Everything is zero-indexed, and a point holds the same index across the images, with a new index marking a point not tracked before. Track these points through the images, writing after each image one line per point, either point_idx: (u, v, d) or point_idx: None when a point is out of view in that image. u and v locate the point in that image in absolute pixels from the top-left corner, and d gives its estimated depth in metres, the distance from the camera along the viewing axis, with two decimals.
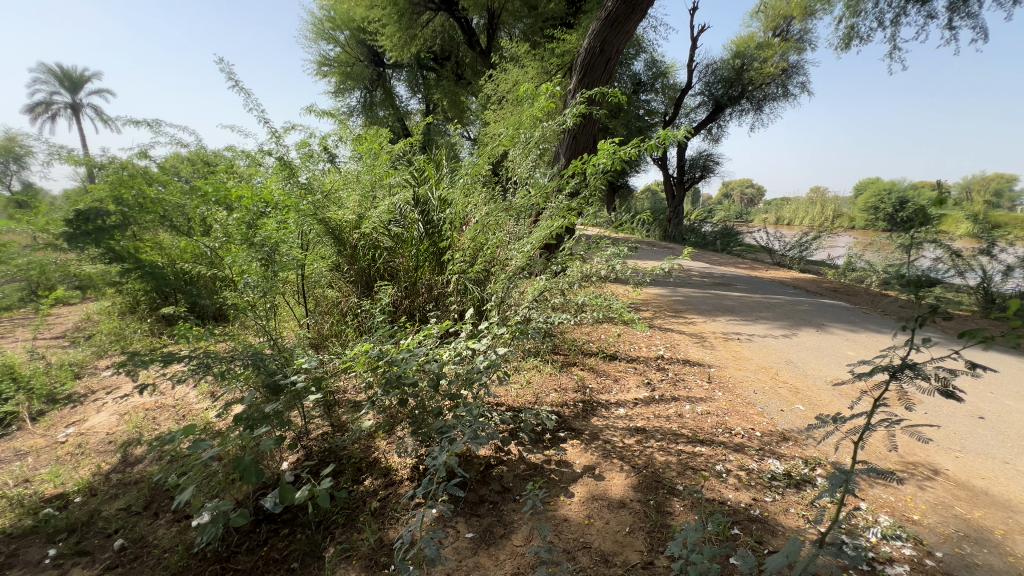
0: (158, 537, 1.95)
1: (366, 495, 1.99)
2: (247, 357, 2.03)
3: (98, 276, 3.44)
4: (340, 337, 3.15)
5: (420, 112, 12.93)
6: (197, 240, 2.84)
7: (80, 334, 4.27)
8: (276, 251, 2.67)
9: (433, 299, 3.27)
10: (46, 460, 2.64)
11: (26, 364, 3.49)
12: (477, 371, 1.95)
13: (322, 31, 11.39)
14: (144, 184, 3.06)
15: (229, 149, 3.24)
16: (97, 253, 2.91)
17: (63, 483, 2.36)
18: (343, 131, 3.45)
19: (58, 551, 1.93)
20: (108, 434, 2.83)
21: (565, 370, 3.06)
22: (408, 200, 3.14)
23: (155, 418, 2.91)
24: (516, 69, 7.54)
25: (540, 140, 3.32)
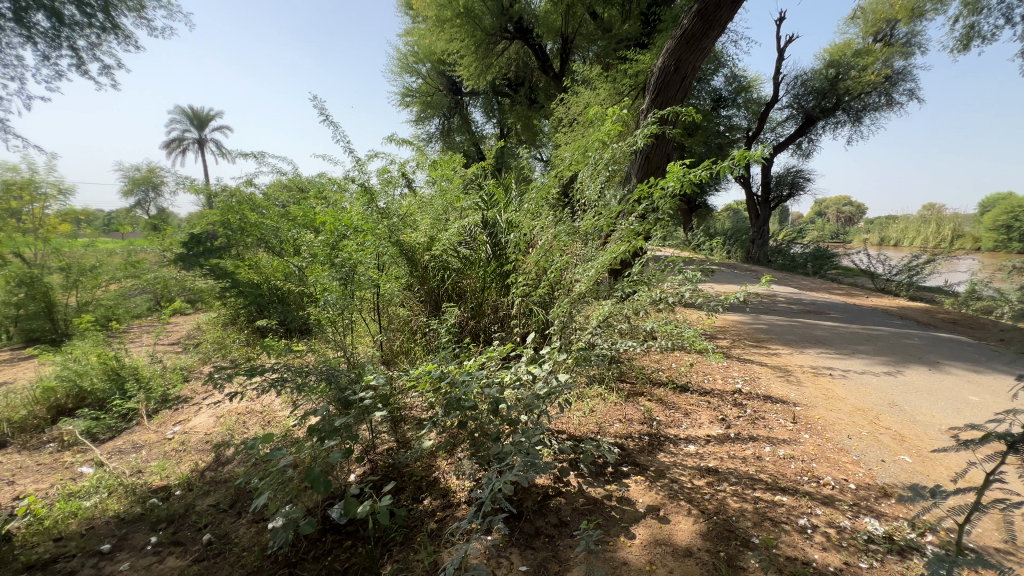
0: (239, 536, 2.11)
1: (425, 515, 2.02)
2: (321, 372, 2.18)
3: (207, 291, 3.87)
4: (409, 354, 3.28)
5: (494, 136, 13.35)
6: (288, 259, 3.17)
7: (191, 341, 4.82)
8: (355, 271, 2.87)
9: (499, 320, 3.32)
10: (156, 454, 2.96)
11: (147, 367, 3.99)
12: (537, 397, 1.91)
13: (406, 65, 12.24)
14: (247, 211, 3.49)
15: (320, 176, 3.55)
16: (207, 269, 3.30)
17: (167, 476, 2.64)
18: (420, 157, 3.63)
19: (159, 539, 2.14)
20: (206, 434, 3.14)
21: (631, 401, 2.92)
22: (477, 223, 3.31)
23: (245, 422, 3.20)
24: (587, 91, 7.56)
25: (610, 162, 3.27)
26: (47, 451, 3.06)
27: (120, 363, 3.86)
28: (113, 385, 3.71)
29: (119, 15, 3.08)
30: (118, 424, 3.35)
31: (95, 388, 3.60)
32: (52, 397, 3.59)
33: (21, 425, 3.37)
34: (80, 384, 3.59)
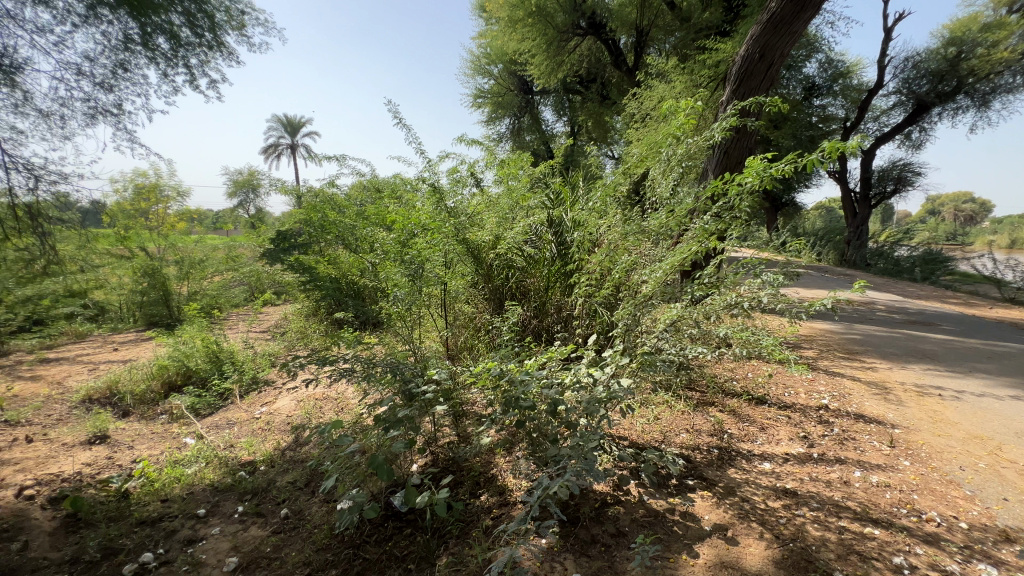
0: (311, 513, 2.26)
1: (482, 511, 2.04)
2: (387, 364, 2.25)
3: (293, 284, 4.20)
4: (473, 351, 3.34)
5: (564, 134, 13.25)
6: (363, 256, 3.35)
7: (279, 329, 5.26)
8: (423, 268, 2.95)
9: (562, 320, 3.28)
10: (246, 431, 3.27)
11: (242, 352, 4.41)
12: (597, 402, 1.85)
13: (479, 66, 12.47)
14: (332, 210, 3.83)
15: (395, 176, 3.72)
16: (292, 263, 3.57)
17: (253, 452, 2.89)
18: (489, 156, 3.68)
19: (244, 508, 2.35)
20: (288, 416, 3.40)
21: (700, 410, 2.75)
22: (542, 221, 3.31)
23: (321, 407, 3.43)
24: (662, 85, 7.25)
25: (684, 157, 3.10)
26: (159, 421, 3.44)
27: (220, 347, 4.30)
28: (213, 366, 4.14)
29: (225, 34, 3.40)
30: (216, 401, 3.73)
31: (199, 368, 4.04)
32: (165, 374, 3.98)
33: (139, 399, 3.74)
34: (187, 364, 4.04)
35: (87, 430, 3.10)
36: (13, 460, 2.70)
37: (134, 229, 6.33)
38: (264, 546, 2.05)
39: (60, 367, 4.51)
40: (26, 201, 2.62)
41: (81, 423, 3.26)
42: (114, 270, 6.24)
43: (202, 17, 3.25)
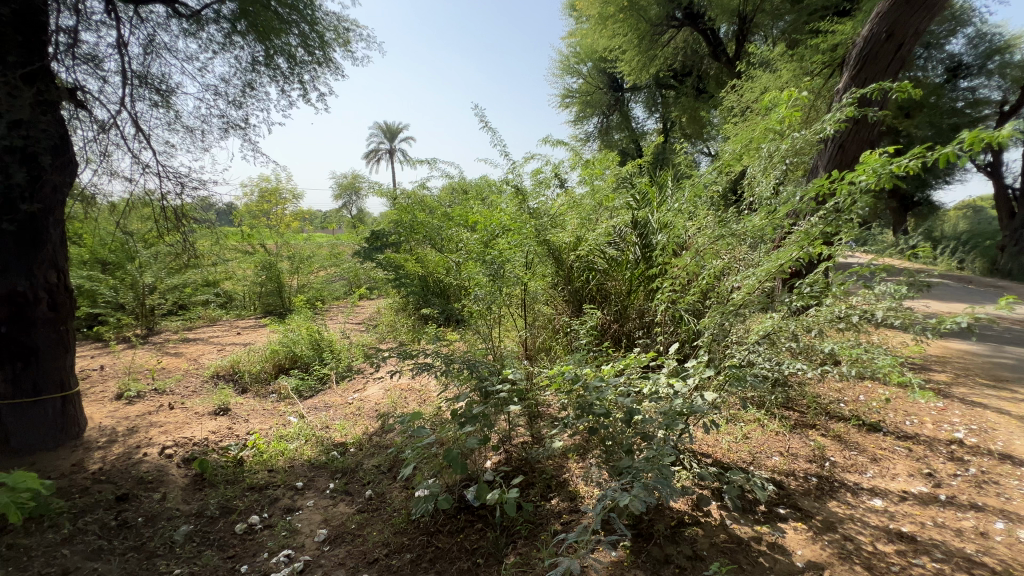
0: (392, 497, 2.40)
1: (552, 515, 2.03)
2: (465, 361, 2.31)
3: (385, 280, 4.50)
4: (550, 353, 3.33)
5: (655, 131, 12.75)
6: (448, 255, 3.50)
7: (373, 322, 5.67)
8: (503, 268, 2.97)
9: (645, 326, 3.16)
10: (340, 414, 3.56)
11: (340, 342, 4.81)
12: (676, 414, 1.74)
13: (568, 66, 12.40)
14: (421, 211, 4.09)
15: (481, 178, 3.84)
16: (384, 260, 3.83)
17: (345, 434, 3.14)
18: (574, 156, 3.64)
19: (335, 485, 2.56)
20: (376, 403, 3.65)
21: (798, 433, 2.49)
22: (627, 222, 3.30)
23: (405, 397, 3.63)
24: (766, 75, 6.68)
25: (788, 153, 2.82)
26: (270, 399, 3.86)
27: (322, 336, 4.73)
28: (316, 353, 4.57)
29: (334, 52, 3.72)
30: (316, 385, 4.11)
31: (303, 354, 4.47)
32: (276, 357, 4.43)
33: (255, 377, 4.20)
34: (294, 349, 4.49)
35: (214, 402, 3.57)
36: (158, 423, 3.19)
37: (257, 228, 7.17)
38: (350, 523, 2.22)
39: (195, 346, 5.25)
40: (175, 204, 3.07)
41: (209, 396, 3.76)
42: (240, 264, 7.12)
43: (315, 37, 3.58)
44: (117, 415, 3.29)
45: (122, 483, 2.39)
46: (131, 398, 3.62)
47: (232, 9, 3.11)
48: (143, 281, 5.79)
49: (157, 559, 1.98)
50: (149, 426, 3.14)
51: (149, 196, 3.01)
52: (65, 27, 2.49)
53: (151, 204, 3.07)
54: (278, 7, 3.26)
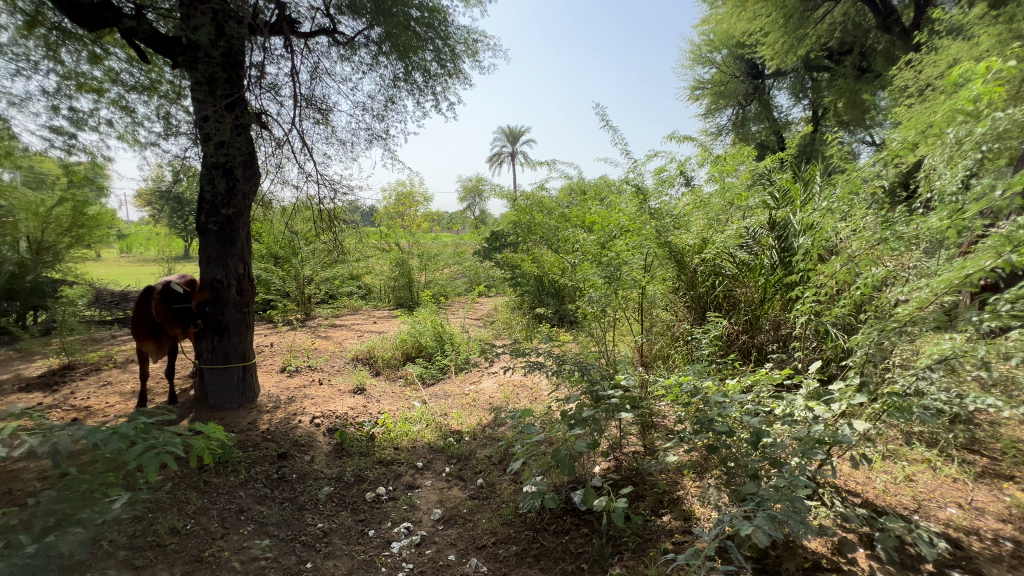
0: (501, 489, 2.49)
1: (662, 531, 1.93)
2: (576, 363, 2.29)
3: (502, 279, 4.68)
4: (668, 361, 3.16)
5: (802, 120, 11.32)
6: (564, 256, 3.51)
7: (490, 318, 5.92)
8: (620, 270, 2.83)
9: (780, 339, 2.86)
10: (457, 403, 3.78)
11: (460, 336, 5.12)
12: (814, 443, 1.53)
13: (700, 55, 11.61)
14: (538, 212, 4.17)
15: (601, 178, 3.80)
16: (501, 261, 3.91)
17: (461, 423, 3.34)
18: (703, 152, 3.40)
19: (451, 469, 2.73)
20: (490, 396, 3.81)
21: (985, 483, 2.02)
22: (762, 224, 3.04)
23: (518, 394, 3.74)
24: (957, 43, 5.50)
25: (985, 138, 2.29)
26: (398, 383, 4.26)
27: (444, 329, 5.09)
28: (438, 344, 4.92)
29: (463, 63, 3.95)
30: (438, 374, 4.43)
31: (428, 344, 4.85)
32: (405, 346, 4.86)
33: (387, 362, 4.66)
34: (420, 339, 4.89)
35: (353, 381, 4.06)
36: (311, 396, 3.72)
37: (393, 228, 8.08)
38: (462, 507, 2.35)
39: (341, 331, 6.01)
40: (329, 206, 3.53)
41: (350, 376, 4.28)
42: (379, 260, 7.98)
43: (448, 51, 3.85)
44: (282, 385, 3.92)
45: (282, 442, 2.82)
46: (291, 372, 4.28)
47: (379, 33, 3.48)
48: (304, 273, 6.80)
49: (305, 512, 2.31)
50: (304, 397, 3.68)
51: (310, 200, 3.51)
52: (255, 62, 3.02)
53: (311, 207, 3.58)
54: (417, 26, 3.56)
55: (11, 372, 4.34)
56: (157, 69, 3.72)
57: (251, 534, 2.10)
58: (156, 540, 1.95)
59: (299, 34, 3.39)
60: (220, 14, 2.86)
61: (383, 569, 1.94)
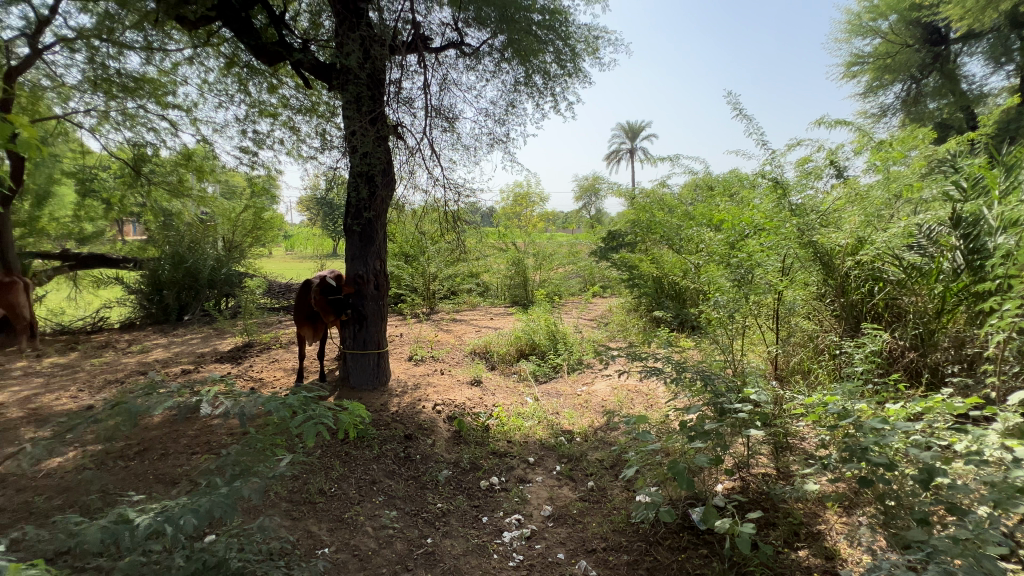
0: (613, 494, 2.43)
1: (797, 567, 1.72)
2: (698, 372, 2.14)
3: (618, 280, 4.55)
4: (808, 376, 2.80)
5: (1004, 91, 9.14)
6: (687, 256, 3.32)
7: (604, 319, 5.81)
8: (752, 272, 2.62)
9: (964, 360, 2.37)
10: (569, 403, 3.78)
11: (573, 336, 5.12)
12: (1012, 492, 1.24)
13: (859, 25, 10.02)
14: (658, 210, 3.97)
15: (732, 172, 3.51)
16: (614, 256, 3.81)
17: (573, 423, 3.33)
18: (860, 137, 2.95)
19: (562, 468, 2.75)
20: (603, 399, 3.75)
21: None
22: (942, 220, 2.57)
23: (632, 399, 3.63)
24: None
25: None
26: (512, 378, 4.40)
27: (558, 328, 5.12)
28: (552, 343, 4.97)
29: (583, 61, 3.94)
30: (550, 373, 4.47)
31: (541, 343, 4.92)
32: (519, 343, 5.00)
33: (502, 357, 4.84)
34: (534, 337, 4.99)
35: (471, 374, 4.29)
36: (434, 384, 4.03)
37: (510, 229, 8.38)
38: (572, 507, 2.35)
39: (461, 325, 6.39)
40: (454, 208, 3.78)
41: (468, 368, 4.53)
42: (496, 259, 8.30)
43: (568, 51, 3.87)
44: (410, 373, 4.30)
45: (409, 425, 3.09)
46: (417, 361, 4.68)
47: (502, 40, 3.63)
48: (430, 270, 7.37)
49: (427, 490, 2.50)
50: (428, 385, 3.99)
51: (437, 203, 3.79)
52: (394, 79, 3.35)
53: (437, 210, 3.86)
54: (538, 30, 3.63)
55: (211, 346, 5.41)
56: (317, 93, 4.33)
57: (381, 504, 2.34)
58: (309, 498, 2.27)
59: (431, 49, 3.67)
60: (366, 39, 3.24)
61: (495, 556, 2.03)
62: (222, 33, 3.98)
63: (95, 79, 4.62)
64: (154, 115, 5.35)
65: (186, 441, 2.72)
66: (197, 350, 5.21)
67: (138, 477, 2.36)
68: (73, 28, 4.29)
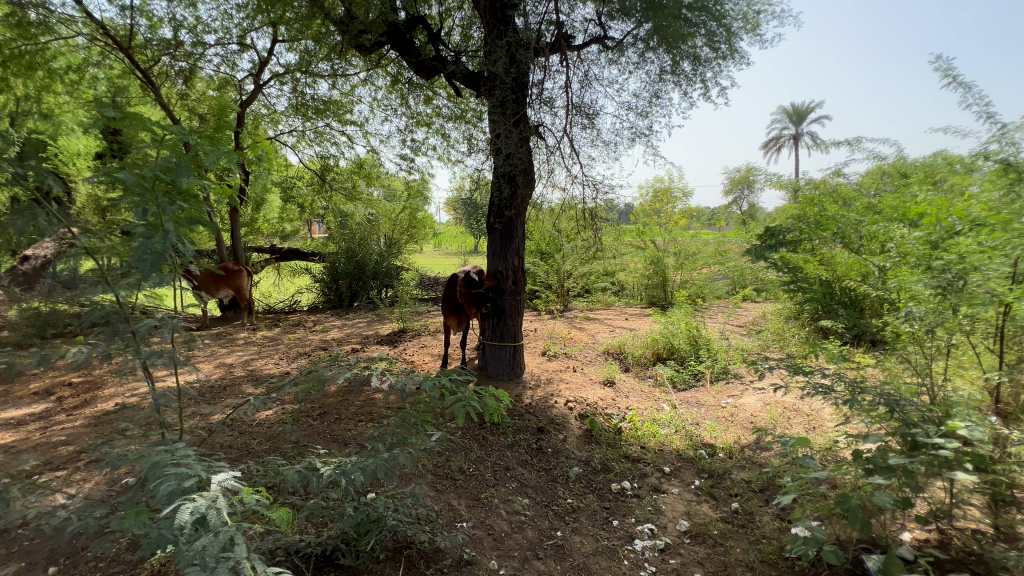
0: (762, 521, 2.19)
1: None
2: (881, 395, 1.80)
3: (776, 283, 4.05)
4: None
5: None
6: (867, 257, 2.81)
7: (756, 326, 5.23)
8: (965, 278, 2.09)
9: None
10: (711, 414, 3.49)
11: (718, 343, 4.73)
12: None
13: None
14: (830, 202, 3.42)
15: (937, 154, 2.86)
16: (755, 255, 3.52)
17: (716, 437, 3.06)
18: None
19: (701, 484, 2.56)
20: (752, 415, 3.38)
21: None
22: None
23: (789, 418, 3.22)
24: None
25: None
26: (647, 382, 4.22)
27: (700, 333, 4.76)
28: (692, 349, 4.64)
29: (740, 41, 3.57)
30: (690, 380, 4.17)
31: (680, 347, 4.63)
32: (655, 346, 4.76)
33: (637, 360, 4.68)
34: (672, 341, 4.71)
35: (604, 374, 4.22)
36: (566, 380, 4.06)
37: (649, 226, 8.03)
38: (712, 527, 2.17)
39: (594, 324, 6.33)
40: (591, 205, 3.76)
41: (601, 368, 4.47)
42: (633, 257, 8.01)
43: (722, 32, 3.54)
44: (543, 367, 4.41)
45: (541, 418, 3.16)
46: (551, 356, 4.77)
47: (648, 29, 3.47)
48: (565, 267, 7.44)
49: (557, 484, 2.54)
50: (560, 381, 4.04)
51: (574, 200, 3.80)
52: (536, 81, 3.44)
53: (575, 207, 3.87)
54: (688, 13, 3.40)
55: (374, 330, 6.22)
56: (466, 101, 4.66)
57: (514, 490, 2.44)
58: (451, 474, 2.48)
59: (573, 47, 3.69)
60: (513, 45, 3.38)
61: (626, 562, 1.97)
62: (390, 55, 4.52)
63: (297, 105, 5.63)
64: (337, 131, 6.33)
65: (354, 410, 3.17)
66: (363, 333, 6.04)
67: (321, 433, 2.83)
68: (284, 65, 5.29)
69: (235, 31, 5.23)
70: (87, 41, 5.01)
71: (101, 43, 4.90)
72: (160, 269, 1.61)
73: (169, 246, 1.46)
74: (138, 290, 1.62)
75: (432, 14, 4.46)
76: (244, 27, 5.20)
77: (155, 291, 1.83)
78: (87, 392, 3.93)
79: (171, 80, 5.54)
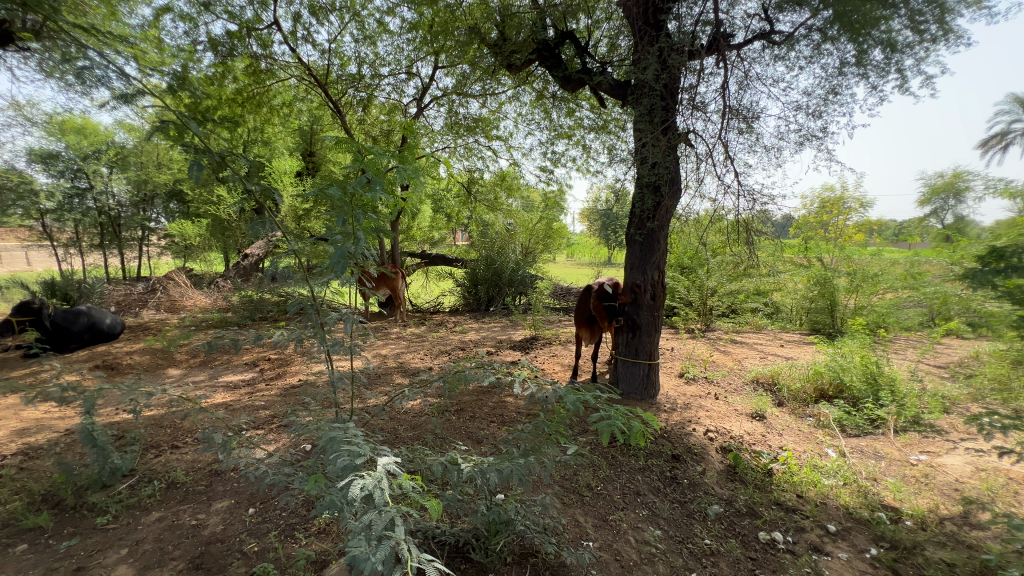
0: None
1: None
2: None
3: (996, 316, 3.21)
4: None
5: None
6: None
7: (962, 369, 4.21)
8: None
9: None
10: (895, 471, 2.87)
11: (906, 384, 3.91)
12: None
13: None
14: None
15: None
16: (965, 283, 2.95)
17: (902, 500, 2.51)
18: None
19: (879, 554, 2.12)
20: (957, 481, 2.71)
21: None
22: None
23: (1016, 494, 2.51)
24: None
25: None
26: (806, 422, 3.66)
27: (880, 370, 3.97)
28: (869, 389, 3.90)
29: (956, 18, 2.92)
30: (866, 426, 3.49)
31: (853, 385, 3.93)
32: (819, 380, 4.10)
33: (794, 394, 4.08)
34: (842, 377, 4.01)
35: (753, 406, 3.77)
36: (707, 408, 3.72)
37: (815, 241, 7.01)
38: None
39: (741, 349, 5.72)
40: (744, 217, 3.41)
41: (749, 399, 4.00)
42: (792, 276, 7.06)
43: (931, 10, 2.93)
44: (680, 390, 4.11)
45: (677, 445, 2.94)
46: (688, 379, 4.43)
47: (827, 16, 3.04)
48: (708, 284, 6.87)
49: (693, 521, 2.33)
50: (699, 407, 3.72)
51: (725, 211, 3.48)
52: (688, 85, 3.24)
53: (724, 219, 3.55)
54: None
55: (507, 335, 6.48)
56: (609, 112, 4.61)
57: (644, 518, 2.31)
58: (579, 489, 2.44)
59: (732, 46, 3.40)
60: (664, 50, 3.23)
61: None
62: (537, 72, 4.69)
63: (451, 124, 6.18)
64: (484, 147, 6.78)
65: (487, 410, 3.33)
66: (497, 337, 6.32)
67: (458, 429, 3.02)
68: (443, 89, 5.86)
69: (405, 63, 5.95)
70: (297, 82, 6.15)
71: (306, 81, 5.97)
72: (345, 270, 1.88)
73: (353, 252, 1.69)
74: (327, 288, 1.91)
75: (580, 28, 4.51)
76: (411, 58, 5.89)
77: (337, 289, 2.14)
78: (280, 367, 4.80)
79: (354, 108, 6.51)
